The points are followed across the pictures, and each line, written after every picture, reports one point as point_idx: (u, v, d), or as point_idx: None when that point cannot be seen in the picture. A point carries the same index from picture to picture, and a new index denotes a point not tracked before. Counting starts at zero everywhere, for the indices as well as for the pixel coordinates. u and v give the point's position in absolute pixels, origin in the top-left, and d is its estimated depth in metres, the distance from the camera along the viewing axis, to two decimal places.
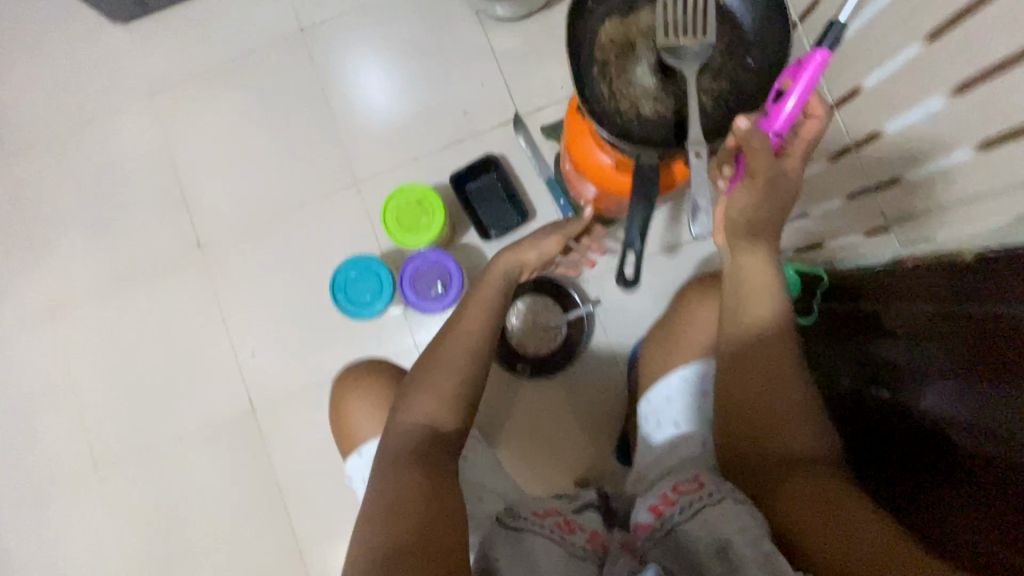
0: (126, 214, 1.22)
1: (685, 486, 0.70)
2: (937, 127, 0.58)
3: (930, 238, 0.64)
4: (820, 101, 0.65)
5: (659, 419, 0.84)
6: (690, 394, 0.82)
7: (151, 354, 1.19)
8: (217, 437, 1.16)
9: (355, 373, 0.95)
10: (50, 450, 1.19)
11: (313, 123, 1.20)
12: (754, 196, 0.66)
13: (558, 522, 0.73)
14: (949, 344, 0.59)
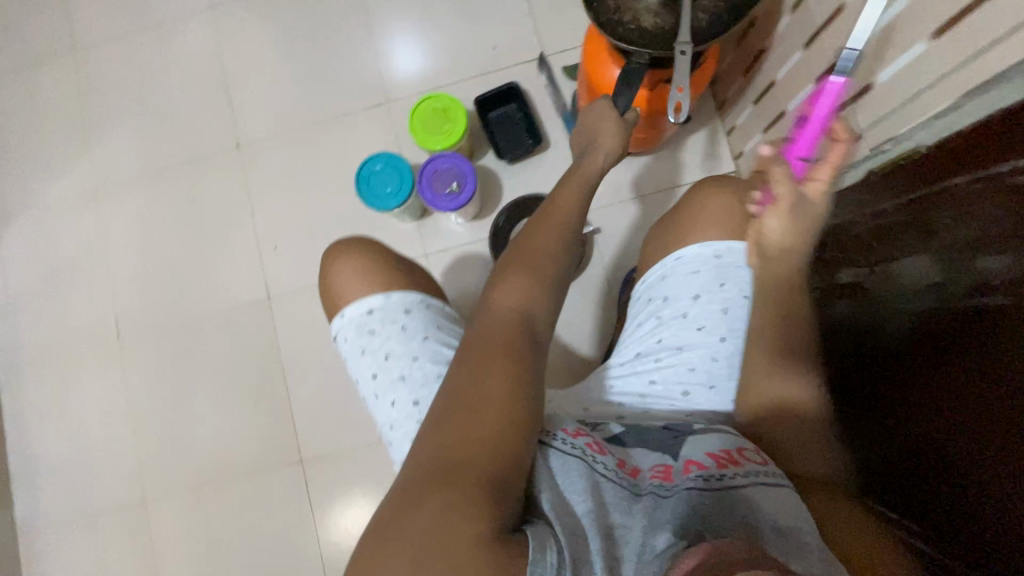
0: (175, 111, 1.33)
1: (750, 449, 0.67)
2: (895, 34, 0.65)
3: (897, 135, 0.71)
4: (846, 127, 0.71)
5: (649, 299, 0.83)
6: (687, 272, 0.80)
7: (182, 240, 1.29)
8: (231, 320, 1.25)
9: (348, 244, 0.86)
10: (81, 315, 1.29)
11: (355, 45, 1.30)
12: (783, 219, 0.72)
13: (589, 440, 0.66)
14: (945, 304, 0.63)
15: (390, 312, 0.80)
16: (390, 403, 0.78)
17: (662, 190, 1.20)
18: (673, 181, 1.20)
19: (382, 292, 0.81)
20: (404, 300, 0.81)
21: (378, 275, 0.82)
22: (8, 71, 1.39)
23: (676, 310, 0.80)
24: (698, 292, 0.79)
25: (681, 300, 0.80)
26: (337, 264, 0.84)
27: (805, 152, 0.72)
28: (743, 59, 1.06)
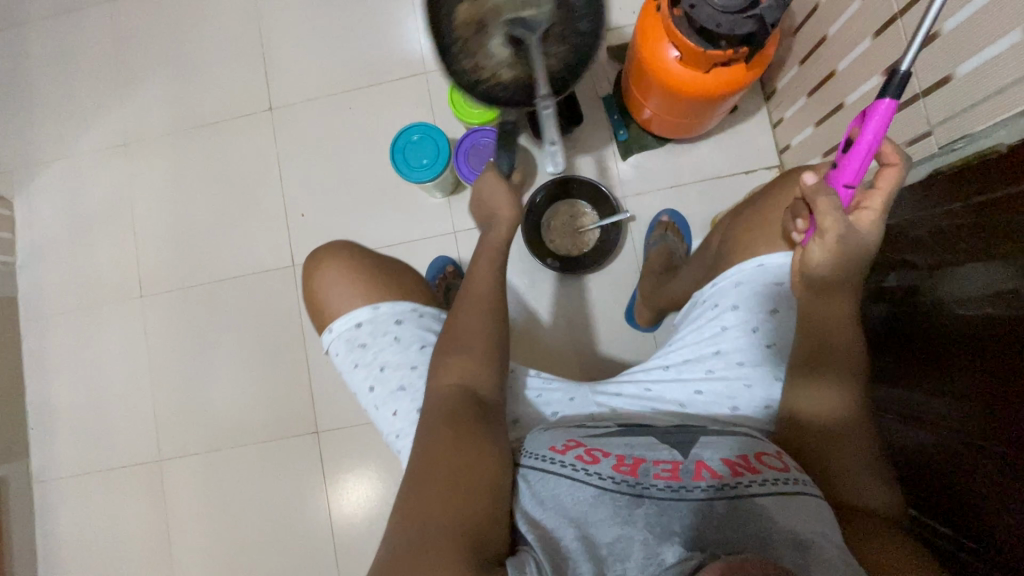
0: (208, 67, 1.31)
1: (770, 455, 0.66)
2: (984, 26, 0.61)
3: (970, 135, 0.67)
4: (895, 148, 0.65)
5: (715, 304, 0.79)
6: (765, 284, 0.76)
7: (209, 199, 1.28)
8: (254, 284, 1.24)
9: (323, 250, 0.84)
10: (105, 269, 1.29)
11: (396, 10, 1.27)
12: (830, 252, 0.66)
13: (580, 451, 0.67)
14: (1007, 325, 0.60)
15: (381, 322, 0.79)
16: (391, 413, 0.77)
17: (702, 182, 1.17)
18: (713, 173, 1.17)
19: (370, 304, 0.80)
20: (393, 311, 0.80)
21: (349, 283, 0.81)
22: (43, 16, 1.37)
23: (745, 322, 0.77)
24: (775, 308, 0.75)
25: (755, 312, 0.76)
26: (309, 277, 0.82)
27: (852, 180, 0.62)
28: (799, 48, 1.01)
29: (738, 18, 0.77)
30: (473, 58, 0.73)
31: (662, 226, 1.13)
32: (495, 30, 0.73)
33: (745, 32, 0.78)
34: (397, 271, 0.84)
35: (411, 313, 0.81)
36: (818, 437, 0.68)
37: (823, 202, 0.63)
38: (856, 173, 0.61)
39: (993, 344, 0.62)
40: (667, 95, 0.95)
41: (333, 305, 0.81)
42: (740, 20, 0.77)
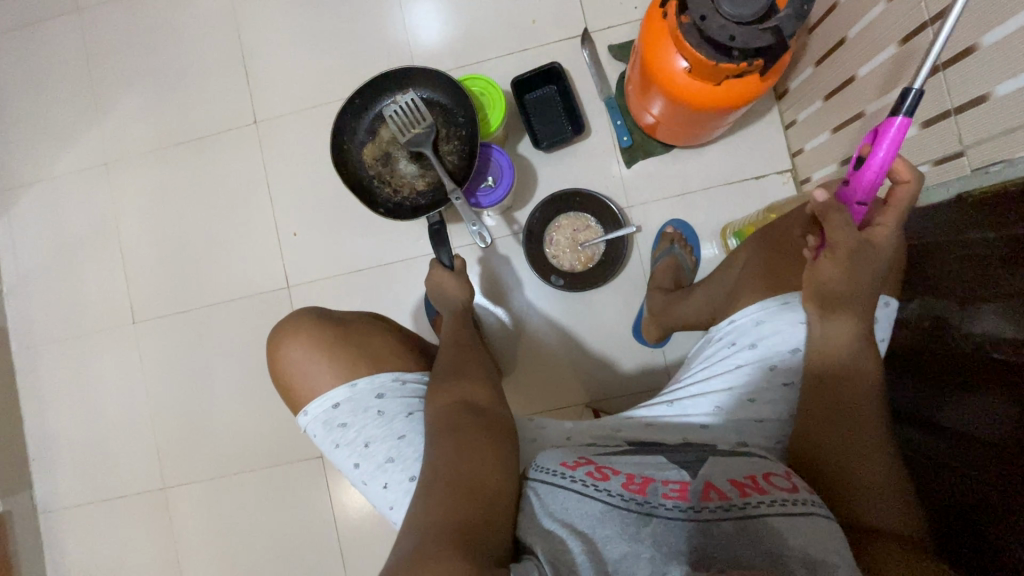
0: (187, 79, 1.24)
1: (777, 475, 0.62)
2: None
3: (1005, 158, 0.62)
4: (907, 164, 0.63)
5: (732, 342, 0.76)
6: (789, 322, 0.71)
7: (197, 220, 1.22)
8: (250, 308, 1.20)
9: (288, 325, 0.91)
10: (93, 297, 1.24)
11: (382, 12, 1.19)
12: (844, 269, 0.64)
13: (589, 468, 0.63)
14: None
15: (360, 398, 0.86)
16: (382, 484, 0.83)
17: (711, 188, 1.11)
18: (722, 178, 1.11)
19: (347, 383, 0.86)
20: (371, 386, 0.86)
21: (320, 361, 0.88)
22: (9, 30, 1.29)
23: (764, 361, 0.73)
24: (795, 347, 0.71)
25: (775, 351, 0.72)
26: (280, 357, 0.89)
27: (865, 197, 0.63)
28: (815, 48, 0.95)
29: (754, 29, 0.71)
30: (390, 184, 0.98)
31: (668, 239, 1.09)
32: (397, 156, 0.98)
33: (762, 44, 0.71)
34: (365, 341, 0.91)
35: (390, 383, 0.87)
36: (832, 449, 0.64)
37: (835, 219, 0.63)
38: (868, 193, 0.62)
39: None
40: (675, 103, 0.90)
41: (307, 383, 0.88)
42: (756, 32, 0.71)
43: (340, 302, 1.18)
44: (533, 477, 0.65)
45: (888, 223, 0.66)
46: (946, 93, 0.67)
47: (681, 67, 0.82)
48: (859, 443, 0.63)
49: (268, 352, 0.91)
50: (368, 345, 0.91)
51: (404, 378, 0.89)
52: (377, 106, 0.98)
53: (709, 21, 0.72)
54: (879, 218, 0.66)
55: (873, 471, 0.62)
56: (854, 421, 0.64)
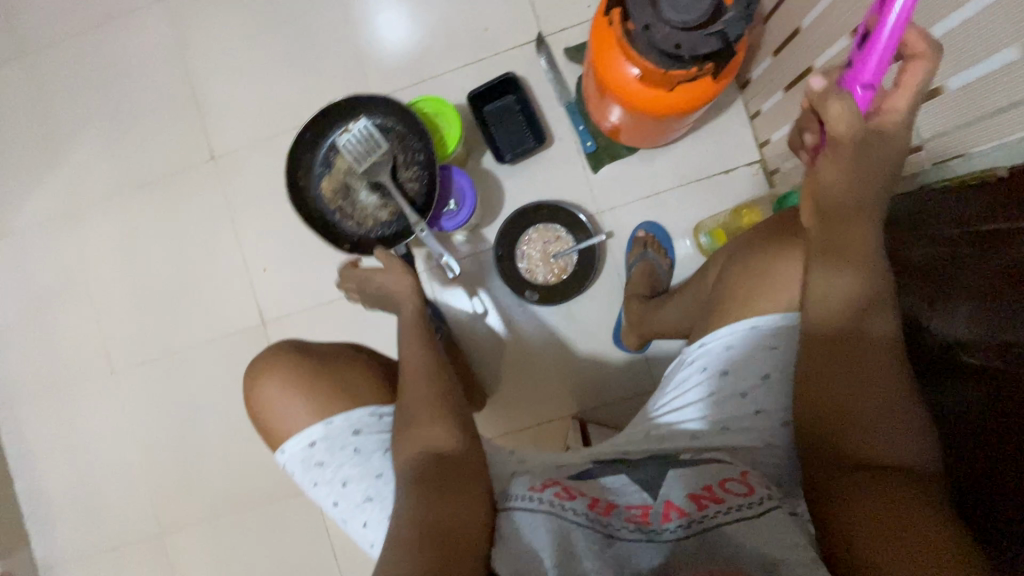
0: (139, 120, 1.21)
1: (733, 479, 0.61)
2: (980, 39, 0.53)
3: (965, 153, 0.62)
4: (921, 35, 0.54)
5: (702, 367, 0.74)
6: (755, 346, 0.70)
7: (165, 264, 1.20)
8: (227, 349, 1.18)
9: (261, 366, 0.91)
10: (68, 349, 1.22)
11: (330, 33, 1.15)
12: (844, 172, 0.57)
13: (557, 489, 0.63)
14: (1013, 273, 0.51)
15: (337, 435, 0.85)
16: (361, 524, 0.83)
17: (681, 187, 1.09)
18: (692, 175, 1.09)
19: (321, 421, 0.86)
20: (347, 422, 0.86)
21: (295, 402, 0.87)
22: None
23: (734, 387, 0.71)
24: (766, 372, 0.70)
25: (745, 377, 0.71)
26: (258, 400, 0.90)
27: (872, 77, 0.53)
28: (772, 37, 0.92)
29: (703, 35, 0.69)
30: (352, 217, 0.95)
31: (641, 243, 1.08)
32: (356, 188, 0.95)
33: (712, 51, 0.69)
34: (339, 375, 0.90)
35: (366, 419, 0.86)
36: (836, 383, 0.56)
37: (836, 107, 0.54)
38: (877, 69, 0.52)
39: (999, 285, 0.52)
40: (631, 112, 0.87)
41: (285, 424, 0.88)
42: (705, 38, 0.69)
43: (318, 335, 1.16)
44: (502, 507, 0.65)
45: (898, 108, 0.56)
46: (902, 86, 0.65)
47: (633, 76, 0.80)
48: (838, 375, 0.56)
49: (245, 391, 0.91)
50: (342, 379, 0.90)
51: (379, 413, 0.87)
52: (330, 138, 0.95)
53: (654, 32, 0.70)
54: (883, 108, 0.56)
55: (851, 408, 0.55)
56: (859, 351, 0.56)
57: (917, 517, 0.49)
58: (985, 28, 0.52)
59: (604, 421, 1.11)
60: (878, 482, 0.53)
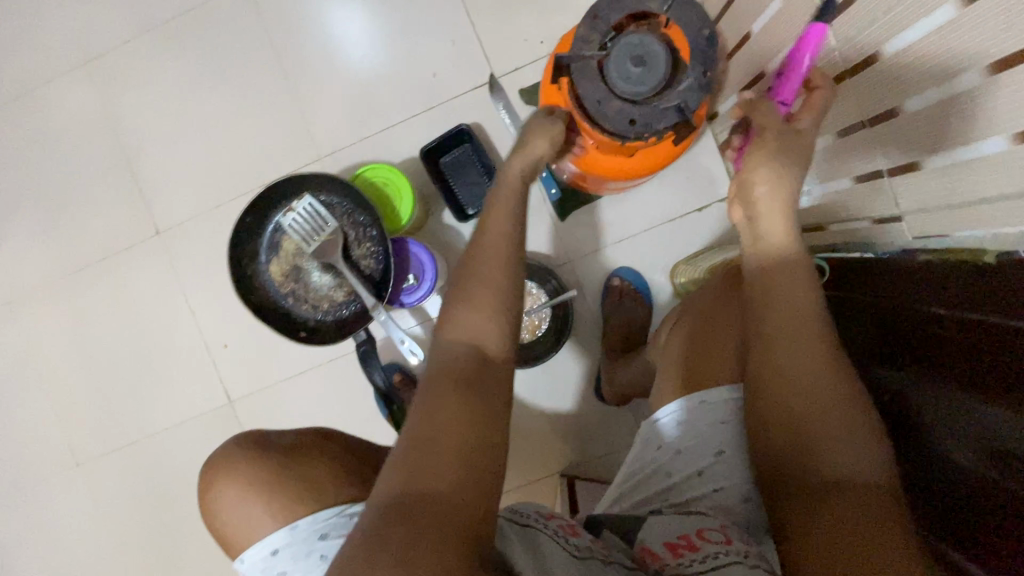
0: (77, 198, 1.14)
1: (712, 529, 0.57)
2: (956, 121, 0.48)
3: (947, 235, 0.57)
4: (823, 73, 0.60)
5: (660, 445, 0.71)
6: (708, 421, 0.67)
7: (122, 347, 1.14)
8: (197, 432, 1.13)
9: (219, 461, 0.79)
10: (29, 445, 1.16)
11: (269, 90, 1.08)
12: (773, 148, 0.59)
13: (562, 523, 0.61)
14: (983, 349, 0.51)
15: (301, 542, 0.70)
16: None
17: (653, 229, 1.04)
18: (664, 215, 1.04)
19: (286, 526, 0.72)
20: (314, 525, 0.71)
21: (252, 504, 0.73)
22: None
23: (690, 466, 0.67)
24: (720, 449, 0.66)
25: (699, 455, 0.67)
26: (213, 504, 0.76)
27: (789, 95, 0.62)
28: (734, 76, 0.87)
29: (658, 109, 0.65)
30: (306, 300, 0.90)
31: (616, 292, 1.03)
32: (307, 269, 0.90)
33: (669, 125, 0.66)
34: (306, 470, 0.76)
35: (334, 519, 0.72)
36: (786, 377, 0.53)
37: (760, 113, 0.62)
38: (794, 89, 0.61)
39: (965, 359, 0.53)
40: (590, 174, 0.81)
41: (242, 531, 0.74)
42: (661, 111, 0.65)
43: (289, 410, 1.11)
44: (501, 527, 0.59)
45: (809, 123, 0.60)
46: (875, 152, 0.60)
47: (588, 141, 0.73)
48: (805, 367, 0.53)
49: (203, 478, 0.78)
50: (307, 475, 0.76)
51: (350, 513, 0.72)
52: (274, 218, 0.89)
53: (607, 108, 0.65)
54: (798, 117, 0.61)
55: (813, 398, 0.52)
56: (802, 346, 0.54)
57: (858, 528, 0.45)
58: (962, 110, 0.47)
59: (593, 476, 1.07)
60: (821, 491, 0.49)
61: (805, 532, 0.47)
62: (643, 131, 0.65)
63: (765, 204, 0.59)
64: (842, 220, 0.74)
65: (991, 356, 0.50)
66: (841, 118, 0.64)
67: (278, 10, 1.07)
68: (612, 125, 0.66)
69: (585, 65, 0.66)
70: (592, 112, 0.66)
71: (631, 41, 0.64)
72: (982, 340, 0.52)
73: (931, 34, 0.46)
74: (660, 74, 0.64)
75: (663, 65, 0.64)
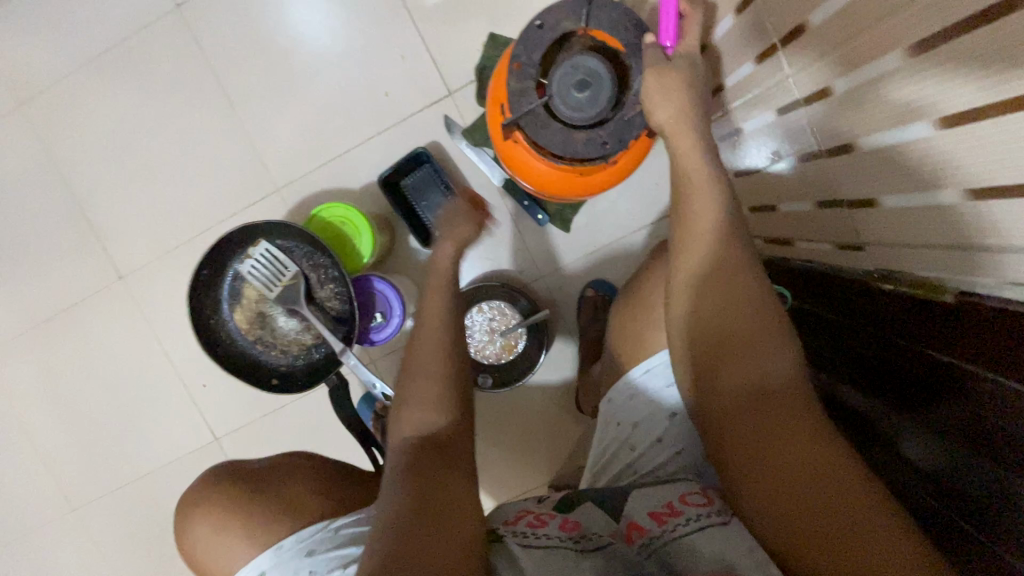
0: (30, 248, 1.10)
1: (693, 493, 0.56)
2: (909, 169, 0.47)
3: (909, 271, 0.55)
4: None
5: (618, 423, 0.68)
6: (656, 390, 0.65)
7: (99, 394, 1.13)
8: (187, 470, 1.13)
9: (199, 489, 0.74)
10: (21, 495, 1.17)
11: (215, 120, 1.03)
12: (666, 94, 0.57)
13: (531, 519, 0.57)
14: (950, 390, 0.52)
15: (287, 563, 0.63)
16: None
17: (623, 236, 1.03)
18: (634, 222, 1.02)
19: (273, 546, 0.65)
20: (300, 543, 0.64)
21: (232, 531, 0.68)
22: None
23: (649, 437, 0.65)
24: (674, 411, 0.64)
25: (655, 423, 0.65)
26: (190, 535, 0.71)
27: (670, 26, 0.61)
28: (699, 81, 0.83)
29: (624, 120, 0.61)
30: (274, 346, 0.90)
31: (590, 303, 1.02)
32: (272, 314, 0.89)
33: (642, 128, 0.62)
34: (289, 493, 0.71)
35: (319, 534, 0.65)
36: (736, 344, 0.52)
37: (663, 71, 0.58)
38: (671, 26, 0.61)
39: (933, 374, 0.53)
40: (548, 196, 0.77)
41: (223, 562, 0.68)
42: (630, 120, 0.61)
43: (274, 442, 1.11)
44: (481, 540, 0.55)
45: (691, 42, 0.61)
46: (837, 181, 0.58)
47: (544, 168, 0.68)
48: (728, 301, 0.52)
49: (182, 509, 0.73)
50: (289, 496, 0.70)
51: (337, 527, 0.66)
52: (232, 266, 0.88)
53: (575, 145, 0.62)
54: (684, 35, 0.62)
55: (741, 331, 0.52)
56: (745, 307, 0.52)
57: (795, 471, 0.46)
58: (918, 156, 0.46)
59: None
60: (783, 452, 0.47)
61: (772, 487, 0.47)
62: (620, 146, 0.61)
63: (668, 130, 0.57)
64: (806, 240, 0.72)
65: (959, 399, 0.51)
66: (802, 146, 0.62)
67: (214, 35, 1.02)
68: (590, 156, 0.62)
69: (531, 114, 0.61)
70: (562, 154, 0.62)
71: (564, 74, 0.60)
72: (948, 381, 0.52)
73: (886, 78, 0.45)
74: (609, 88, 0.60)
75: (608, 79, 0.60)
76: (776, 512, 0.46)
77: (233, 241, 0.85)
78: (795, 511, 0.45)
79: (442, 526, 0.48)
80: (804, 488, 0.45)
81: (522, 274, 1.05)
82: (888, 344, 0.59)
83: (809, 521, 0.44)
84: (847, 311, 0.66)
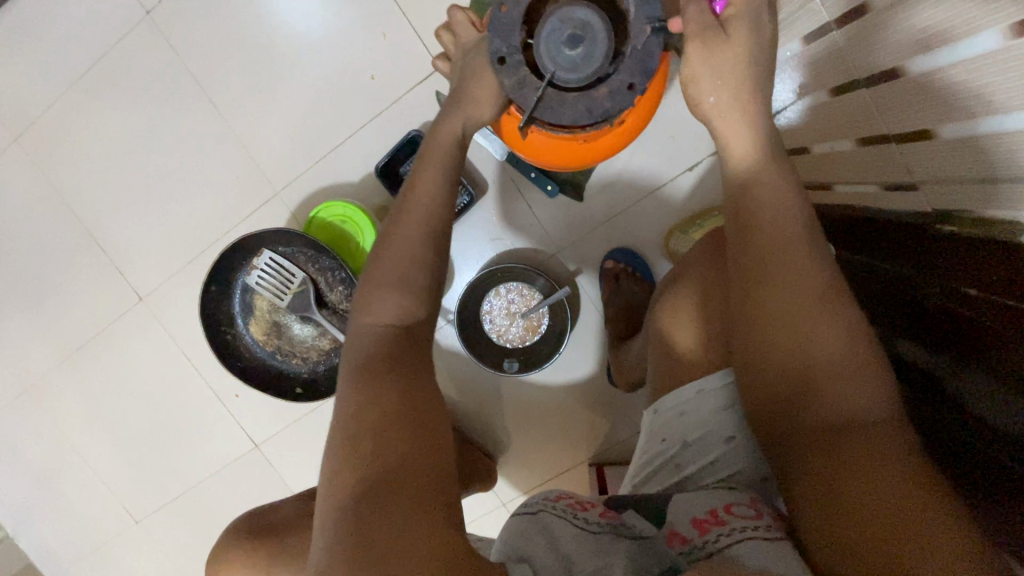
0: (52, 280, 1.11)
1: (739, 503, 0.51)
2: (974, 88, 0.41)
3: (971, 210, 0.49)
4: None
5: (662, 439, 0.62)
6: (711, 410, 0.58)
7: (141, 413, 1.16)
8: (234, 477, 1.16)
9: (228, 540, 0.69)
10: (88, 513, 1.22)
11: (204, 127, 1.00)
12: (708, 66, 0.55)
13: (571, 501, 0.54)
14: (1010, 336, 0.45)
15: None
16: None
17: (640, 200, 0.96)
18: (648, 183, 0.95)
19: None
20: None
21: (264, 563, 0.65)
22: None
23: (700, 458, 0.58)
24: (731, 435, 0.57)
25: (706, 445, 0.58)
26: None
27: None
28: None
29: (637, 52, 0.53)
30: (293, 355, 0.89)
31: (611, 275, 0.97)
32: (286, 322, 0.88)
33: (660, 49, 0.53)
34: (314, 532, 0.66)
35: None
36: (777, 321, 0.48)
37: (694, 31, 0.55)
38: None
39: (997, 329, 0.46)
40: (556, 167, 0.70)
41: None
42: (645, 47, 0.53)
43: (313, 444, 1.12)
44: (505, 536, 0.50)
45: None
46: (877, 115, 0.52)
47: (544, 137, 0.62)
48: (782, 281, 0.48)
49: (214, 566, 0.68)
50: None
51: None
52: (239, 279, 0.86)
53: (602, 105, 0.54)
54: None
55: (784, 311, 0.47)
56: (796, 283, 0.47)
57: (835, 469, 0.43)
58: (983, 73, 0.40)
59: (620, 459, 1.06)
60: (830, 442, 0.44)
61: (815, 478, 0.44)
62: (648, 80, 0.53)
63: (723, 126, 0.55)
64: (848, 181, 0.64)
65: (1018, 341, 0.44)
66: (841, 75, 0.56)
67: (189, 38, 0.97)
68: (620, 107, 0.54)
69: (542, 102, 0.54)
70: (594, 121, 0.55)
71: (551, 32, 0.53)
72: (1010, 324, 0.45)
73: None
74: (602, 34, 0.53)
75: (600, 25, 0.53)
76: (812, 510, 0.44)
77: (233, 252, 0.82)
78: (839, 507, 0.41)
79: (410, 514, 0.42)
80: (847, 489, 0.41)
81: (537, 252, 1.00)
82: (950, 299, 0.51)
83: (850, 520, 0.40)
84: (901, 251, 0.58)
